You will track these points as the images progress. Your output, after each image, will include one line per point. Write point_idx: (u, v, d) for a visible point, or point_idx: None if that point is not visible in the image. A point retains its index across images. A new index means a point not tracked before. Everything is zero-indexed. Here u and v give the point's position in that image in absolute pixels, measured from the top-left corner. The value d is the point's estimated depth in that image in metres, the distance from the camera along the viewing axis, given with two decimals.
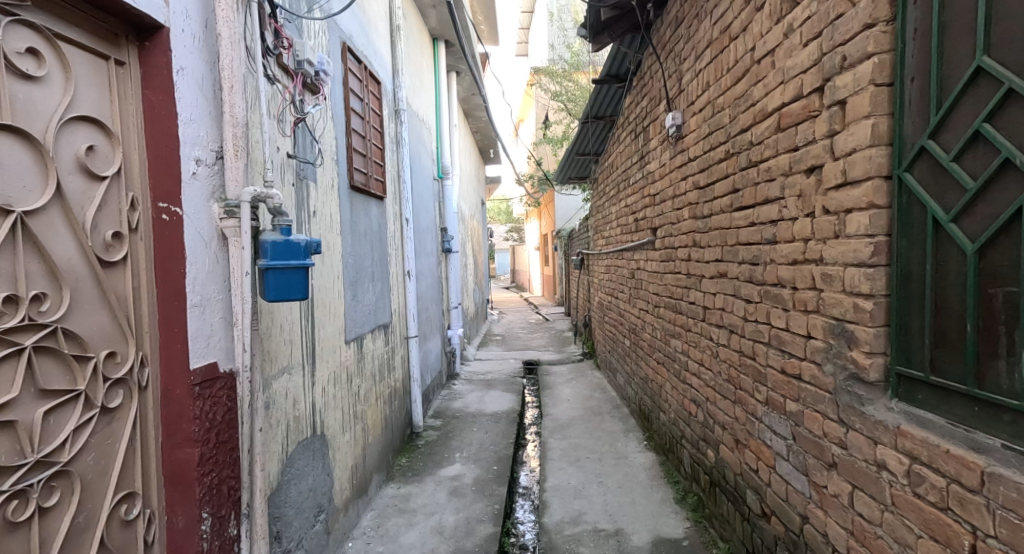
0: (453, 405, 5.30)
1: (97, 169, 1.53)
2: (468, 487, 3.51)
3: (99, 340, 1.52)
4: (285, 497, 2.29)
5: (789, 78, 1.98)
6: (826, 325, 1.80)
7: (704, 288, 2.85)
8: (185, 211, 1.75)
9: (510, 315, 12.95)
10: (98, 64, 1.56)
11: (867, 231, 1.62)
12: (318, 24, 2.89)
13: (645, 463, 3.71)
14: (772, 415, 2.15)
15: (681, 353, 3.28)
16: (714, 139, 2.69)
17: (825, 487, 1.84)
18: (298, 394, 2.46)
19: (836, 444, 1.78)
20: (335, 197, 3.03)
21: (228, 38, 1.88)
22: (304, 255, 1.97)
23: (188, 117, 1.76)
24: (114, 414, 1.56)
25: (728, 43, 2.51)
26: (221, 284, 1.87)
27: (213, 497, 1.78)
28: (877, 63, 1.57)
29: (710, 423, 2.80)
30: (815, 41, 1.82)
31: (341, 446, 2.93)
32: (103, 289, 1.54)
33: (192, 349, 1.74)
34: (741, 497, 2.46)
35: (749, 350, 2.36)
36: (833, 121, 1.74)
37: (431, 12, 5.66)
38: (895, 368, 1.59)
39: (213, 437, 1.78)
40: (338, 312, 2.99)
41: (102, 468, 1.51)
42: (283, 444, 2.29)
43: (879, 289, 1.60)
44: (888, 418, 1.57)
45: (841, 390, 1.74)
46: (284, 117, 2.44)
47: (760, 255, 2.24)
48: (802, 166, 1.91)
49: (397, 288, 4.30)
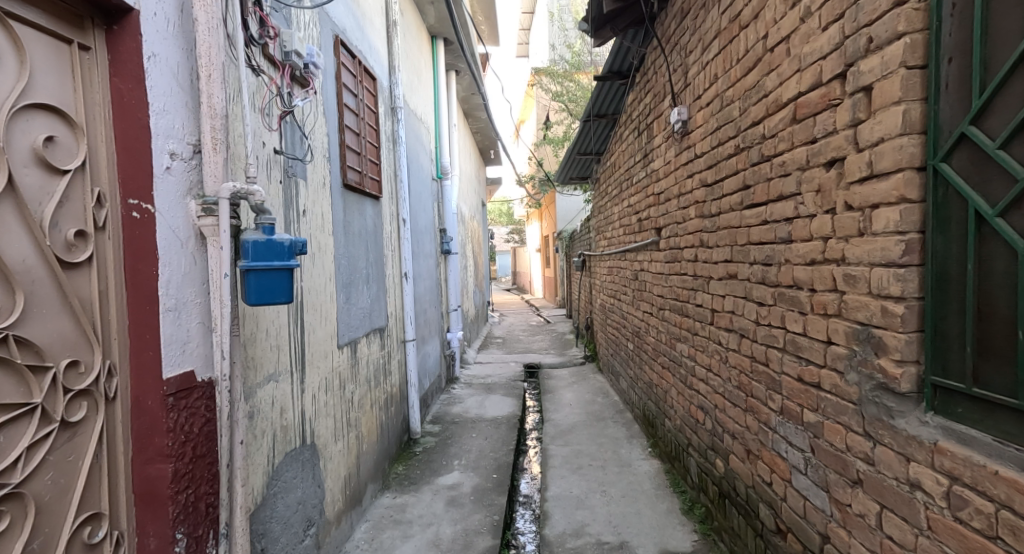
0: (452, 409, 5.17)
1: (57, 162, 1.43)
2: (466, 497, 3.38)
3: (59, 348, 1.41)
4: (271, 512, 2.17)
5: (806, 66, 1.86)
6: (850, 330, 1.68)
7: (712, 290, 2.72)
8: (158, 208, 1.63)
9: (512, 318, 12.84)
10: (59, 48, 1.46)
11: (896, 228, 1.49)
12: (307, 16, 2.78)
13: (650, 471, 3.58)
14: (787, 425, 2.03)
15: (687, 358, 3.16)
16: (722, 134, 2.57)
17: (848, 506, 1.71)
18: (286, 402, 2.33)
19: (861, 459, 1.65)
20: (327, 196, 2.91)
21: (205, 23, 1.76)
22: (289, 255, 1.85)
23: (161, 108, 1.65)
24: (77, 428, 1.44)
25: (737, 32, 2.40)
26: (199, 287, 1.75)
27: (189, 517, 1.66)
28: (908, 44, 1.44)
29: (718, 431, 2.68)
30: (836, 24, 1.71)
31: (333, 456, 2.81)
32: (64, 292, 1.43)
33: (165, 357, 1.62)
34: (754, 511, 2.33)
35: (761, 355, 2.24)
36: (857, 109, 1.62)
37: (430, 8, 5.55)
38: (930, 378, 1.47)
39: (189, 451, 1.67)
40: (330, 314, 2.87)
41: (62, 488, 1.40)
42: (269, 455, 2.17)
43: (911, 291, 1.47)
44: (923, 433, 1.45)
45: (867, 401, 1.62)
46: (270, 111, 2.32)
47: (773, 255, 2.11)
48: (821, 159, 1.79)
49: (394, 290, 4.18)
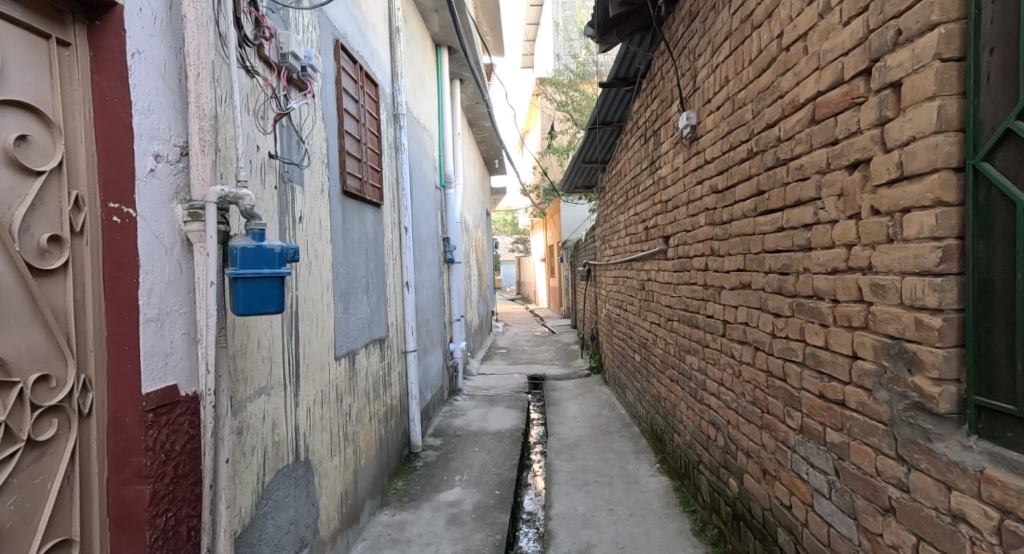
0: (454, 422, 5.05)
1: (31, 163, 1.34)
2: (468, 514, 3.26)
3: (29, 361, 1.32)
4: (260, 534, 2.06)
5: (825, 63, 1.77)
6: (878, 344, 1.57)
7: (724, 301, 2.61)
8: (140, 212, 1.54)
9: (516, 328, 12.73)
10: (37, 43, 1.38)
11: (932, 233, 1.39)
12: (306, 18, 2.71)
13: (659, 488, 3.46)
14: (808, 445, 1.91)
15: (697, 372, 3.04)
16: (733, 138, 2.47)
17: (879, 536, 1.60)
18: (278, 417, 2.23)
19: (894, 485, 1.54)
20: (325, 202, 2.82)
21: (194, 20, 1.68)
22: (279, 263, 1.75)
23: (146, 107, 1.56)
24: (46, 448, 1.35)
25: (749, 32, 2.31)
26: (184, 296, 1.65)
27: (168, 542, 1.56)
28: (943, 35, 1.35)
29: (732, 448, 2.56)
30: (859, 18, 1.62)
31: (328, 472, 2.69)
32: (35, 301, 1.34)
33: (145, 370, 1.52)
34: (772, 535, 2.20)
35: (778, 370, 2.13)
36: (885, 106, 1.53)
37: (434, 16, 5.51)
38: (973, 399, 1.35)
39: (169, 471, 1.57)
40: (327, 324, 2.77)
41: (26, 513, 1.30)
42: (258, 473, 2.06)
43: (949, 303, 1.36)
44: (967, 459, 1.33)
45: (900, 422, 1.50)
46: (264, 113, 2.24)
47: (790, 264, 2.01)
48: (843, 161, 1.70)
49: (395, 300, 4.08)
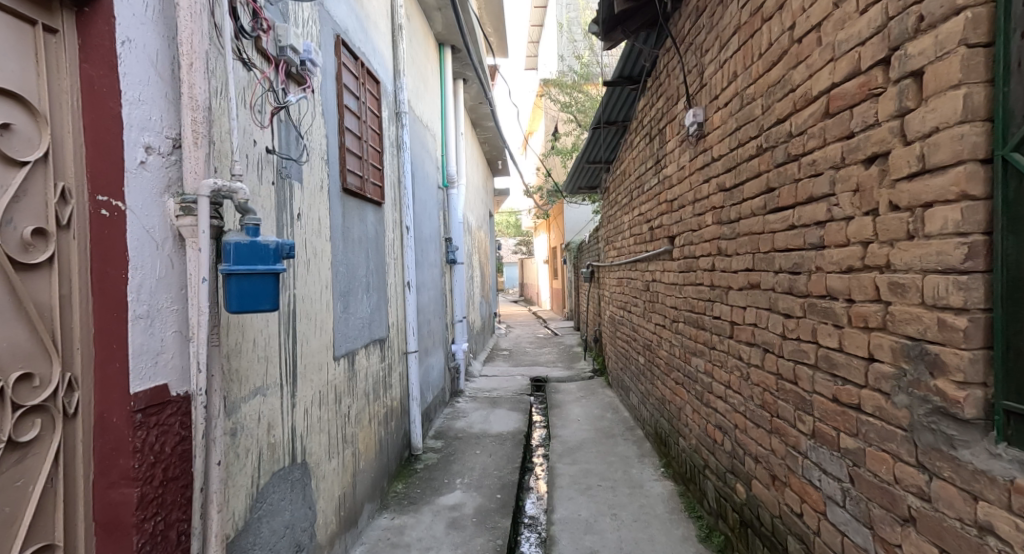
0: (455, 424, 4.99)
1: (14, 153, 1.29)
2: (468, 519, 3.20)
3: (11, 358, 1.27)
4: (255, 538, 2.00)
5: (840, 54, 1.71)
6: (896, 345, 1.51)
7: (731, 301, 2.55)
8: (130, 206, 1.49)
9: (519, 330, 12.66)
10: (22, 30, 1.32)
11: (956, 229, 1.33)
12: (307, 12, 2.67)
13: (663, 493, 3.39)
14: (821, 450, 1.85)
15: (704, 374, 2.97)
16: (742, 135, 2.41)
17: (897, 546, 1.53)
18: (274, 418, 2.17)
19: (913, 493, 1.48)
20: (325, 199, 2.77)
21: (187, 9, 1.62)
22: (274, 259, 1.69)
23: (137, 97, 1.51)
24: (28, 449, 1.29)
25: (759, 25, 2.25)
26: (175, 293, 1.60)
27: (157, 546, 1.51)
28: (969, 19, 1.29)
29: (739, 453, 2.50)
30: (877, 5, 1.56)
31: (326, 474, 2.64)
32: (18, 297, 1.28)
33: (133, 370, 1.47)
34: (781, 543, 2.14)
35: (788, 372, 2.06)
36: (905, 97, 1.47)
37: (437, 15, 5.47)
38: (1002, 404, 1.28)
39: (159, 474, 1.52)
40: (326, 323, 2.72)
41: (6, 517, 1.24)
42: (253, 476, 2.01)
43: (975, 302, 1.31)
44: (995, 468, 1.27)
45: (922, 427, 1.44)
46: (261, 107, 2.19)
47: (802, 262, 1.95)
48: (859, 155, 1.64)
49: (395, 300, 4.02)
